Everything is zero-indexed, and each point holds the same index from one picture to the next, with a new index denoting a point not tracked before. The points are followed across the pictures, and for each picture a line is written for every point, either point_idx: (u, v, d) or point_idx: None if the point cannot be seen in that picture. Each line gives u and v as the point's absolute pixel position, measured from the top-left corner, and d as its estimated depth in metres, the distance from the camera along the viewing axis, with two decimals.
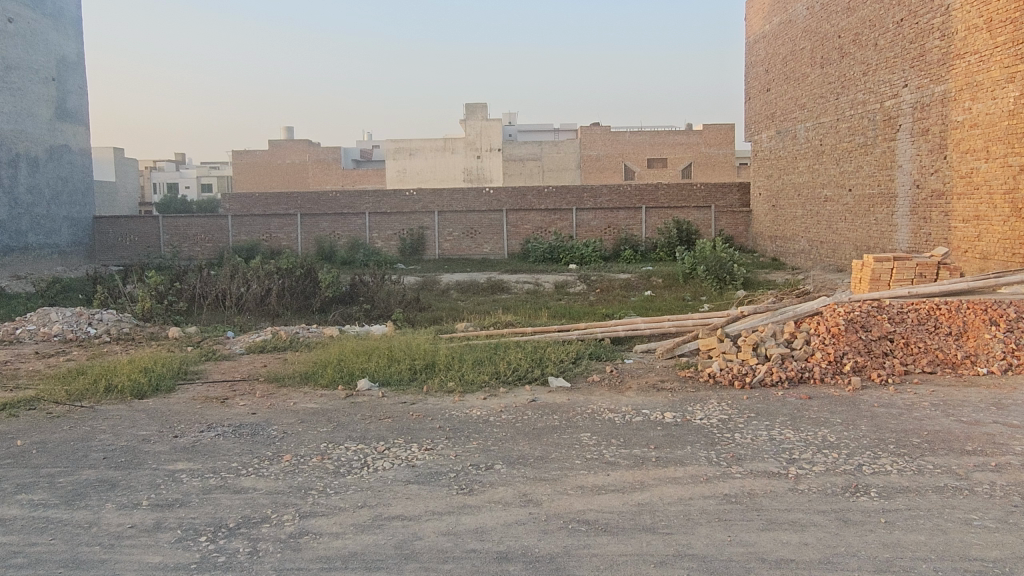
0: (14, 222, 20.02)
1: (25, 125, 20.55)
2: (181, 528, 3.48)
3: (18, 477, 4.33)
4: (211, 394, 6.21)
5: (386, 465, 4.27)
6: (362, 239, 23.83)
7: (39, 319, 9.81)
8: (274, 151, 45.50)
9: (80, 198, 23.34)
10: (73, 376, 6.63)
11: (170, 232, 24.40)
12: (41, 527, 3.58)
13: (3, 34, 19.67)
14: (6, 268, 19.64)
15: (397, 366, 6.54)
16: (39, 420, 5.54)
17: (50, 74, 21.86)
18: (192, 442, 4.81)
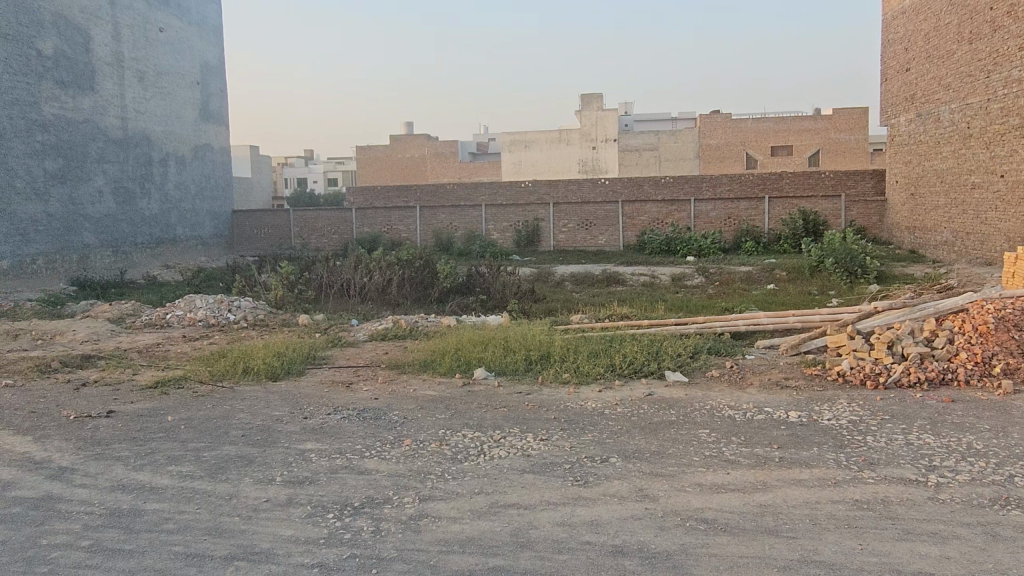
0: (164, 216, 21.79)
1: (174, 126, 22.31)
2: (311, 504, 3.68)
3: (169, 449, 4.73)
4: (336, 378, 6.54)
5: (501, 453, 4.34)
6: (479, 231, 24.26)
7: (186, 305, 10.66)
8: (396, 146, 47.14)
9: (221, 193, 25.12)
10: (215, 358, 7.15)
11: (299, 224, 25.79)
12: (189, 497, 3.90)
13: (155, 43, 21.44)
14: (158, 259, 21.45)
15: (513, 356, 6.62)
16: (187, 398, 6.03)
17: (194, 78, 23.62)
18: (321, 424, 5.09)
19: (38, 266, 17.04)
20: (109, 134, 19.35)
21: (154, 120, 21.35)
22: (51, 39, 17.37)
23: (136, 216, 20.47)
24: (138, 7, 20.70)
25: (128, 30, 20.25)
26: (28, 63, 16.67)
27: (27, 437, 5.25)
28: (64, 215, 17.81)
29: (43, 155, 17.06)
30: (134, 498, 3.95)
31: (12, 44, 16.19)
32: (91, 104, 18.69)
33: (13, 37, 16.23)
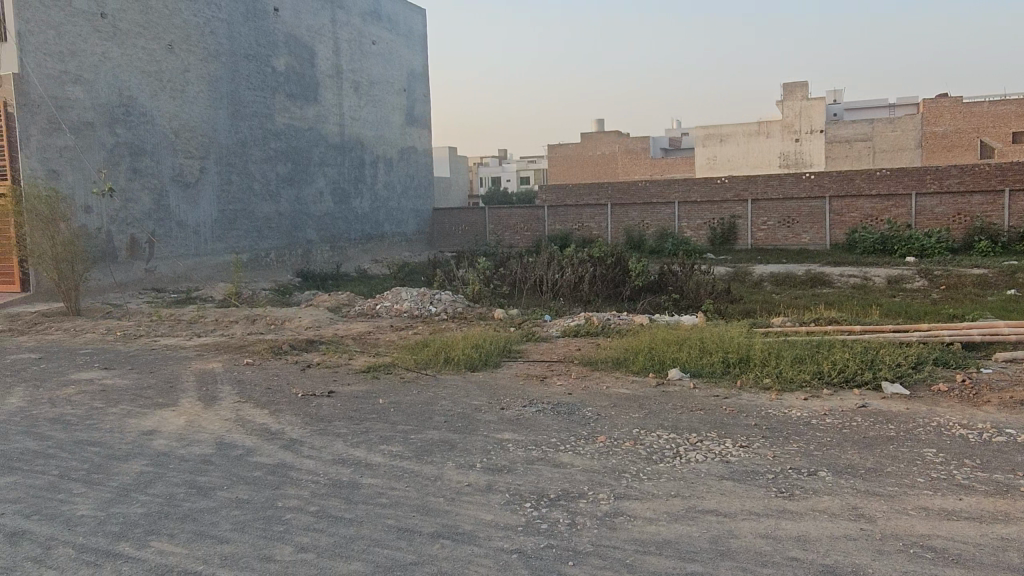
0: (374, 214, 23.65)
1: (384, 131, 24.12)
2: (509, 492, 3.83)
3: (381, 429, 5.14)
4: (531, 371, 6.75)
5: (698, 457, 4.24)
6: (672, 228, 23.86)
7: (393, 297, 11.49)
8: (587, 144, 47.57)
9: (423, 192, 26.76)
10: (420, 347, 7.65)
11: (494, 222, 26.82)
12: (399, 475, 4.21)
13: (368, 54, 23.30)
14: (368, 254, 23.34)
15: (709, 358, 6.43)
16: (395, 383, 6.52)
17: (402, 86, 25.35)
18: (517, 415, 5.27)
19: (271, 259, 19.22)
20: (329, 139, 21.34)
21: (367, 126, 23.22)
22: (283, 57, 19.52)
23: (351, 214, 22.41)
24: (355, 23, 22.66)
25: (346, 43, 22.20)
26: (265, 79, 18.88)
27: (264, 410, 5.97)
28: (292, 214, 19.91)
29: (275, 161, 19.21)
30: (353, 471, 4.34)
31: (252, 64, 18.43)
32: (314, 113, 20.73)
33: (253, 57, 18.48)
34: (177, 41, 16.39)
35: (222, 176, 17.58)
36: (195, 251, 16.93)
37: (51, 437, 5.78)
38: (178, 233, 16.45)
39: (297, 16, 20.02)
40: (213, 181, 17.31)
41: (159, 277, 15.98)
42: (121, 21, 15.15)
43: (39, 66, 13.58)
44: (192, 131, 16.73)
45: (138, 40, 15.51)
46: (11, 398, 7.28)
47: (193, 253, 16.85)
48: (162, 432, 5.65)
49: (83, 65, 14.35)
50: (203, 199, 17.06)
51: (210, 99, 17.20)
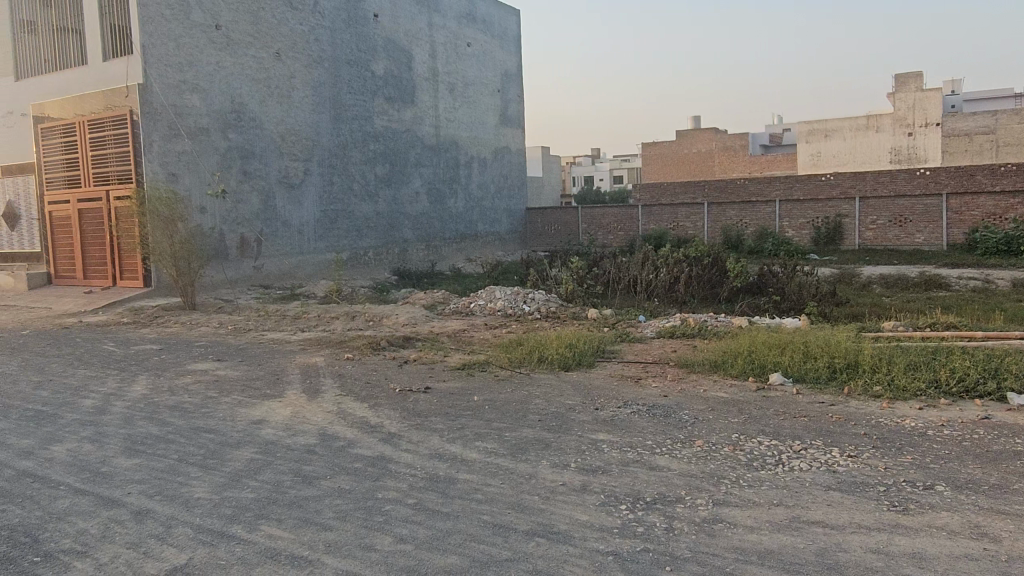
0: (468, 213, 24.01)
1: (478, 131, 24.44)
2: (604, 493, 3.80)
3: (476, 426, 5.21)
4: (626, 372, 6.67)
5: (802, 465, 4.08)
6: (772, 228, 23.09)
7: (487, 296, 11.65)
8: (683, 141, 46.70)
9: (517, 191, 26.95)
10: (514, 345, 7.72)
11: (587, 221, 26.73)
12: (493, 472, 4.26)
13: (463, 56, 23.68)
14: (462, 253, 23.74)
15: (814, 362, 6.18)
16: (490, 380, 6.61)
17: (496, 86, 25.62)
18: (612, 416, 5.23)
19: (369, 258, 19.84)
20: (426, 141, 21.82)
21: (462, 127, 23.60)
22: (382, 61, 20.11)
23: (445, 213, 22.84)
24: (451, 26, 23.07)
25: (442, 46, 22.63)
26: (365, 83, 19.51)
27: (364, 403, 6.16)
28: (389, 214, 20.48)
29: (374, 162, 19.81)
30: (449, 466, 4.43)
31: (353, 69, 19.08)
32: (412, 115, 21.26)
33: (354, 63, 19.13)
34: (284, 49, 17.16)
35: (325, 177, 18.28)
36: (299, 250, 17.68)
37: (171, 423, 6.18)
38: (283, 233, 17.23)
39: (395, 21, 20.58)
40: (316, 182, 18.03)
41: (266, 275, 16.80)
42: (234, 32, 16.00)
43: (161, 76, 14.55)
44: (298, 135, 17.48)
45: (249, 49, 16.35)
46: (136, 386, 7.84)
47: (297, 252, 17.61)
48: (270, 422, 5.94)
49: (199, 74, 15.26)
50: (307, 199, 17.80)
51: (314, 104, 17.92)
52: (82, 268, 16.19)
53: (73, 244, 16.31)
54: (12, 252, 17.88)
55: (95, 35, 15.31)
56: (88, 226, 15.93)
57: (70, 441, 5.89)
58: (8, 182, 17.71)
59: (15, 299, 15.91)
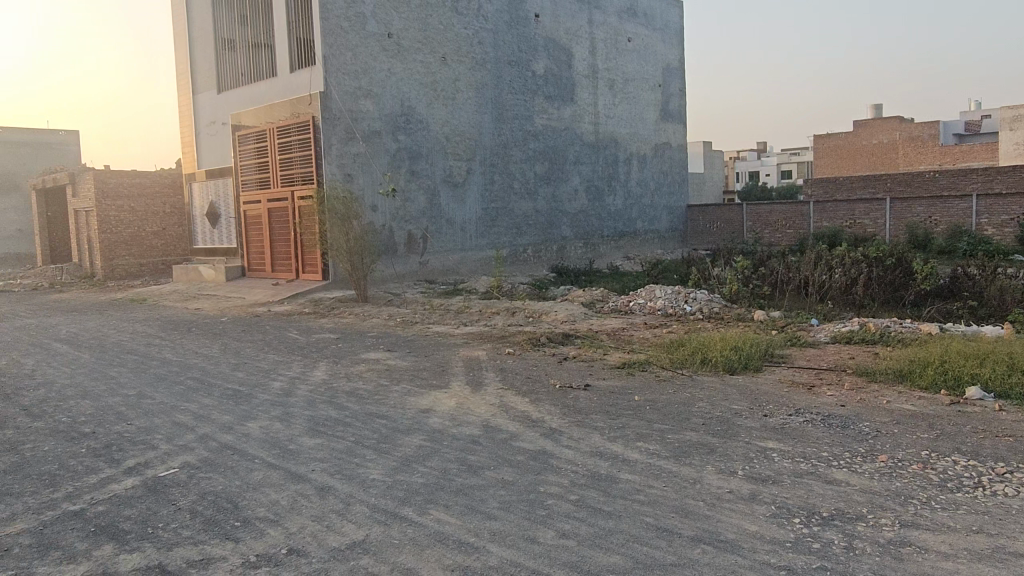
0: (627, 211, 23.79)
1: (638, 128, 24.13)
2: (775, 504, 3.63)
3: (637, 427, 5.15)
4: (797, 379, 6.32)
5: (1006, 491, 3.67)
6: (966, 225, 20.91)
7: (647, 295, 11.49)
8: (862, 132, 43.48)
9: (677, 188, 26.34)
10: (676, 346, 7.54)
11: (752, 218, 25.64)
12: (656, 474, 4.20)
13: (624, 52, 23.45)
14: (620, 251, 23.56)
15: (1020, 376, 5.54)
16: (651, 380, 6.52)
17: (657, 81, 25.15)
18: (782, 424, 4.97)
19: (529, 255, 20.19)
20: (585, 138, 21.86)
21: (622, 123, 23.40)
22: (543, 60, 20.37)
23: (604, 211, 22.76)
24: (611, 22, 22.92)
25: (602, 43, 22.54)
26: (526, 83, 19.87)
27: (526, 397, 6.30)
28: (548, 212, 20.73)
29: (534, 160, 20.14)
30: (611, 465, 4.42)
31: (514, 69, 19.51)
32: (571, 113, 21.37)
33: (516, 63, 19.55)
34: (450, 53, 17.84)
35: (487, 176, 18.83)
36: (462, 246, 18.32)
37: (348, 407, 6.64)
38: (448, 230, 17.93)
39: (556, 20, 20.77)
40: (479, 181, 18.61)
41: (431, 270, 17.59)
42: (404, 39, 16.87)
43: (339, 84, 15.66)
44: (462, 135, 18.14)
45: (418, 54, 17.17)
46: (317, 371, 8.51)
47: (460, 248, 18.26)
48: (437, 411, 6.22)
49: (373, 80, 16.26)
50: (470, 198, 18.42)
51: (477, 105, 18.50)
52: (271, 262, 17.77)
53: (263, 240, 17.95)
54: (215, 247, 19.98)
55: (284, 49, 16.74)
56: (276, 224, 17.46)
57: (262, 419, 6.50)
58: (212, 184, 19.81)
59: (216, 289, 17.77)
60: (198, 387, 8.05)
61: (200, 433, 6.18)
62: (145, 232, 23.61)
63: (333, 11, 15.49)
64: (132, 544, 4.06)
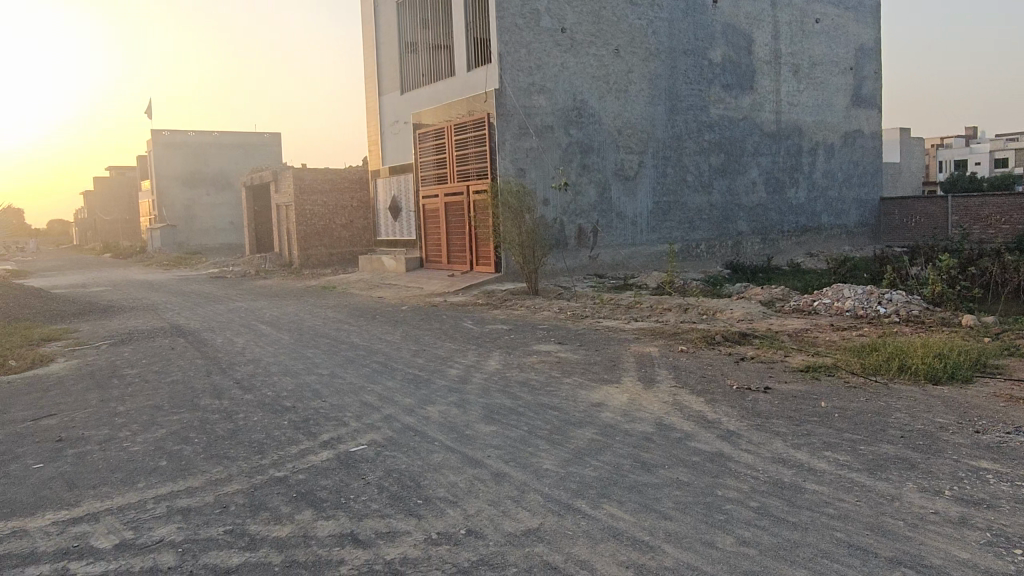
0: (810, 204, 22.34)
1: (825, 115, 22.56)
2: (992, 532, 3.26)
3: (824, 435, 4.84)
4: (1016, 394, 5.61)
5: None
6: None
7: (834, 294, 10.73)
8: None
9: (870, 180, 24.32)
10: (868, 351, 6.98)
11: (959, 212, 23.13)
12: (848, 487, 3.92)
13: (810, 34, 22.00)
14: (802, 247, 22.18)
15: None
16: (839, 387, 6.07)
17: (849, 64, 23.33)
18: (998, 443, 4.44)
19: (702, 250, 19.55)
20: (765, 128, 20.80)
21: (807, 111, 21.99)
22: (721, 47, 19.61)
23: (785, 204, 21.54)
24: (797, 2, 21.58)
25: (787, 26, 21.30)
26: (702, 73, 19.24)
27: (701, 397, 6.11)
28: (723, 206, 19.96)
29: (709, 152, 19.46)
30: (795, 474, 4.18)
31: (690, 58, 18.95)
32: (751, 101, 20.41)
33: (691, 52, 18.98)
34: (623, 45, 17.65)
35: (659, 169, 18.47)
36: (633, 241, 18.11)
37: (520, 397, 6.80)
38: (618, 224, 17.80)
39: (736, 5, 19.90)
40: (651, 174, 18.29)
41: (601, 264, 17.56)
42: (577, 33, 16.95)
43: (514, 81, 16.07)
44: (634, 128, 17.91)
45: (591, 48, 17.17)
46: (491, 361, 8.80)
47: (631, 242, 18.06)
48: (609, 406, 6.20)
49: (546, 76, 16.49)
50: (642, 192, 18.16)
51: (651, 97, 18.18)
52: (447, 254, 18.59)
53: (441, 233, 18.81)
54: (396, 240, 21.22)
55: (462, 49, 17.40)
56: (453, 218, 18.22)
57: (440, 404, 6.82)
58: (395, 180, 21.04)
59: (397, 279, 18.88)
60: (382, 371, 8.61)
61: (385, 413, 6.60)
62: (336, 225, 25.57)
63: (509, 9, 15.91)
64: (328, 511, 4.42)
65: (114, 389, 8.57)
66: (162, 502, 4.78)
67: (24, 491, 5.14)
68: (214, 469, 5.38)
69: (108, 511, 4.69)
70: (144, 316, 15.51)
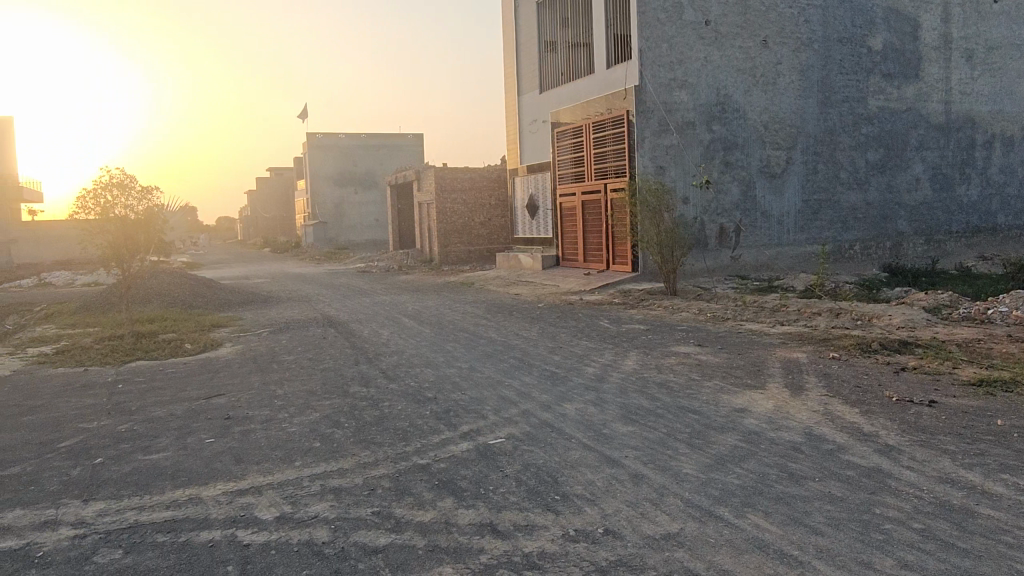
0: (984, 203, 20.35)
1: (1004, 104, 20.46)
2: None
3: (1000, 456, 4.41)
4: None
5: None
6: None
7: (1012, 303, 9.73)
8: None
9: None
10: None
11: None
12: None
13: (987, 16, 20.05)
14: (974, 249, 20.25)
15: None
16: (1019, 405, 5.50)
17: None
18: None
19: (856, 251, 18.32)
20: (931, 120, 19.18)
21: (981, 100, 20.05)
22: (882, 34, 18.29)
23: (954, 202, 19.75)
24: None
25: (959, 8, 19.53)
26: (860, 62, 18.03)
27: (855, 409, 5.74)
28: (881, 204, 18.60)
29: (867, 147, 18.20)
30: (966, 496, 3.85)
31: (846, 47, 17.81)
32: (915, 91, 18.88)
33: (848, 40, 17.84)
34: (772, 35, 16.87)
35: (809, 165, 17.50)
36: (779, 241, 17.28)
37: (659, 399, 6.68)
38: (764, 223, 17.05)
39: None
40: (800, 171, 17.37)
41: (744, 265, 16.89)
42: (722, 25, 16.40)
43: (654, 76, 15.84)
44: (782, 122, 17.08)
45: (737, 40, 16.55)
46: (628, 361, 8.71)
47: (777, 243, 17.24)
48: (753, 412, 5.97)
49: (688, 70, 16.09)
50: (790, 190, 17.29)
51: (801, 89, 17.26)
52: (584, 252, 18.58)
53: (578, 231, 18.82)
54: (534, 238, 21.46)
55: (601, 46, 17.32)
56: (590, 216, 18.19)
57: (577, 402, 6.84)
58: (533, 179, 21.27)
59: (534, 277, 19.10)
60: (520, 366, 8.76)
61: (522, 409, 6.71)
62: (475, 223, 26.24)
63: (650, 4, 15.69)
64: (468, 501, 4.55)
65: (274, 373, 9.27)
66: (317, 481, 5.12)
67: (200, 462, 5.68)
68: (363, 452, 5.69)
69: (270, 485, 5.08)
70: (300, 307, 16.62)
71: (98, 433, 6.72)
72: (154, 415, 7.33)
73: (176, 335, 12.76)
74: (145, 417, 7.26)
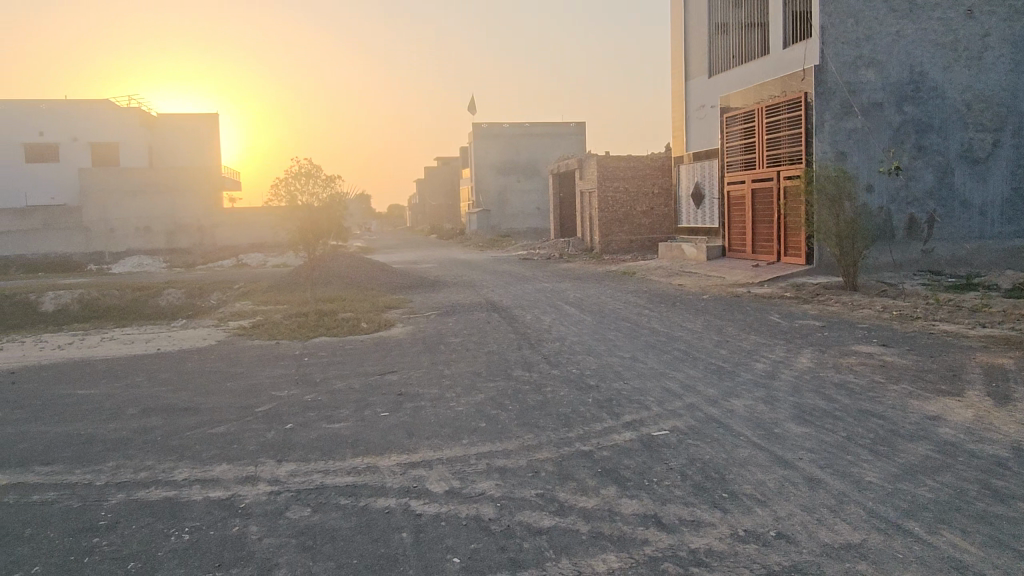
0: None
1: None
2: None
3: None
4: None
5: None
6: None
7: None
8: None
9: None
10: None
11: None
12: None
13: None
14: None
15: None
16: None
17: None
18: None
19: None
20: None
21: None
22: None
23: None
24: None
25: None
26: None
27: None
28: None
29: None
30: None
31: None
32: None
33: None
34: (979, 4, 15.17)
35: (1021, 148, 15.57)
36: (981, 233, 15.53)
37: (837, 400, 6.27)
38: (963, 213, 15.40)
39: None
40: (1010, 155, 15.50)
41: (938, 260, 15.37)
42: None
43: (837, 55, 14.76)
44: (989, 101, 15.32)
45: (935, 11, 15.04)
46: (802, 358, 8.23)
47: (978, 235, 15.51)
48: (948, 420, 5.44)
49: (877, 47, 14.84)
50: (995, 176, 15.48)
51: (1014, 63, 15.37)
52: (753, 243, 17.76)
53: (747, 221, 18.00)
54: (699, 227, 20.80)
55: (778, 24, 16.39)
56: (761, 205, 17.32)
57: (747, 399, 6.56)
58: (699, 166, 20.57)
59: (698, 268, 18.54)
60: (684, 358, 8.55)
61: (687, 402, 6.55)
62: (637, 212, 25.86)
63: None
64: (632, 491, 4.53)
65: (442, 354, 9.70)
66: (483, 459, 5.31)
67: (376, 434, 6.07)
68: (527, 436, 5.82)
69: (440, 460, 5.34)
70: (465, 292, 17.25)
71: (289, 401, 7.38)
72: (335, 388, 7.93)
73: (353, 315, 13.69)
74: (328, 389, 7.88)
